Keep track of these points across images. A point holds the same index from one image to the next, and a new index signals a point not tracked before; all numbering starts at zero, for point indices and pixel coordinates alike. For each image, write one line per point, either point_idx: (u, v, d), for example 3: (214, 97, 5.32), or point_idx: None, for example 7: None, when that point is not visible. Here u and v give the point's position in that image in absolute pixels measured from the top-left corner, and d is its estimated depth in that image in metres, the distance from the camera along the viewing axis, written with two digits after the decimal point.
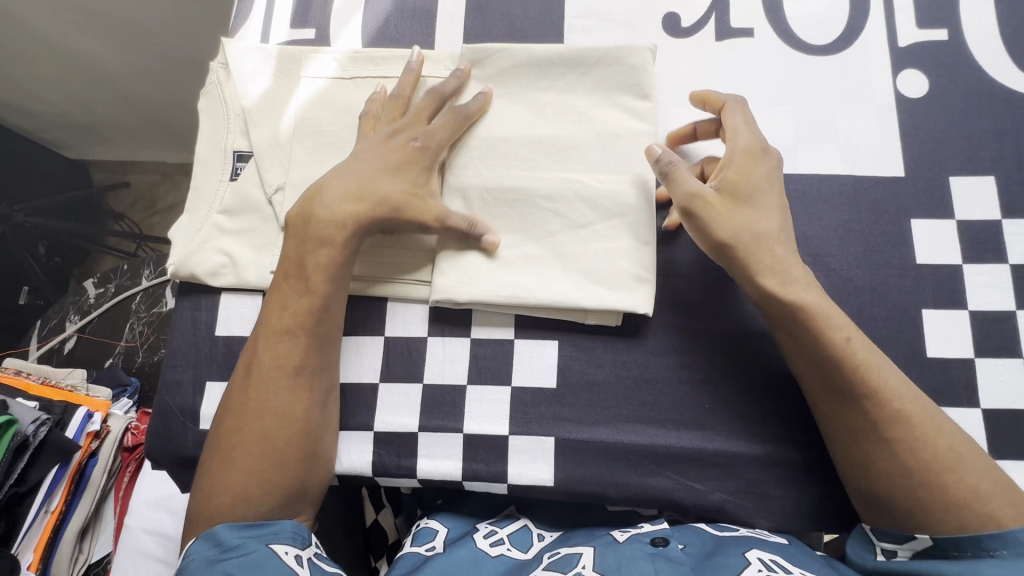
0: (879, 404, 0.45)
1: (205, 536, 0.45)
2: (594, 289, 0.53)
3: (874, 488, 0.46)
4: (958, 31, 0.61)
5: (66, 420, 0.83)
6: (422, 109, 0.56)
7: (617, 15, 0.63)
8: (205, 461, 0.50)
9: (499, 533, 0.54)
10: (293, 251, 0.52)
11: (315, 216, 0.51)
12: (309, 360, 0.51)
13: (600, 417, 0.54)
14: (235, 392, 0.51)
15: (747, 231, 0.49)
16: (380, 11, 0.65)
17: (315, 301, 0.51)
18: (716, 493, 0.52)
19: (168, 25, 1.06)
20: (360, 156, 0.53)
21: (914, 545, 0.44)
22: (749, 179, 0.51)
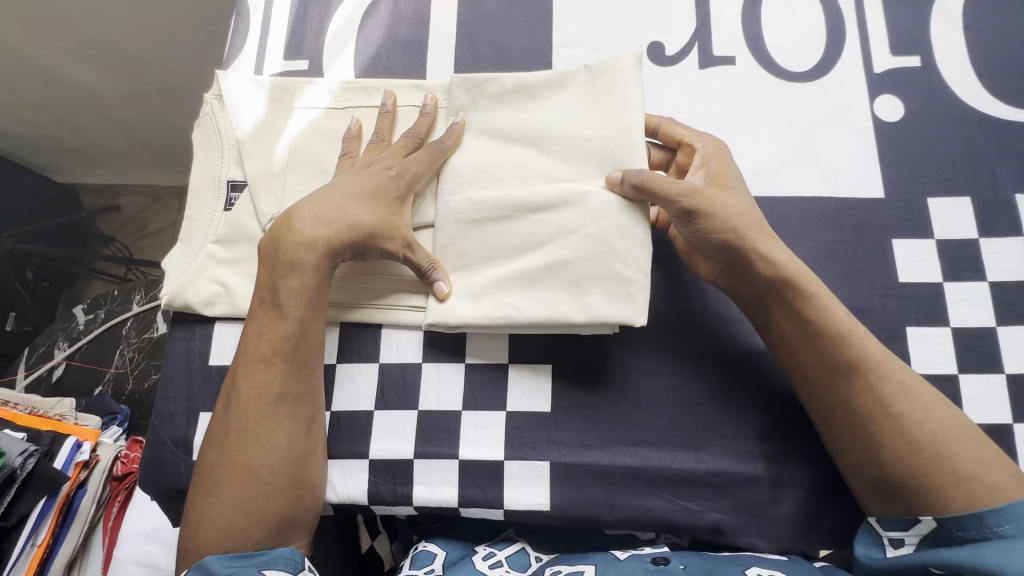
0: (879, 387, 0.46)
1: (197, 569, 0.45)
2: (590, 299, 0.52)
3: (880, 475, 0.46)
4: (930, 58, 0.63)
5: (55, 451, 0.81)
6: (399, 149, 0.57)
7: (604, 45, 0.65)
8: (194, 493, 0.50)
9: (498, 555, 0.54)
10: (267, 277, 0.52)
11: (287, 239, 0.51)
12: (287, 382, 0.50)
13: (594, 439, 0.54)
14: (217, 424, 0.50)
15: (748, 216, 0.50)
16: (372, 42, 0.67)
17: (291, 328, 0.51)
18: (711, 513, 0.53)
19: (159, 51, 1.07)
20: (331, 184, 0.54)
21: (920, 529, 0.45)
22: (731, 171, 0.54)
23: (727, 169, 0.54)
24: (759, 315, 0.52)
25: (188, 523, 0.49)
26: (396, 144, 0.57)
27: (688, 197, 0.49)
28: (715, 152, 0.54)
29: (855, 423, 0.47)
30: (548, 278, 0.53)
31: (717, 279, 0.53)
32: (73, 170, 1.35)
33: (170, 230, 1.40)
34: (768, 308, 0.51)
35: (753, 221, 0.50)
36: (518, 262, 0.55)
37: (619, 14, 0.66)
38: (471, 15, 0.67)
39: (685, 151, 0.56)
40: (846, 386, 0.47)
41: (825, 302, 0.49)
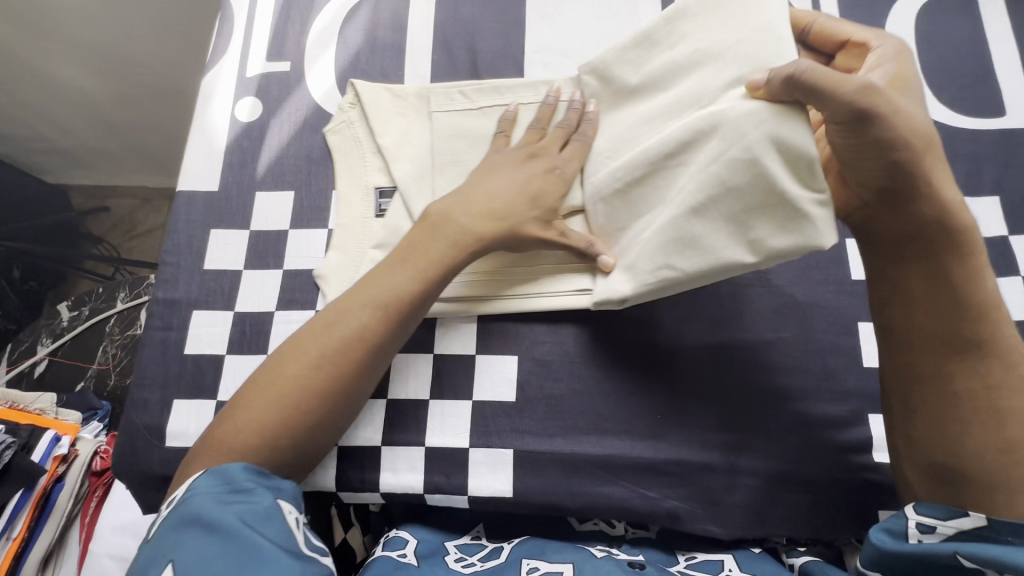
0: (995, 375, 0.42)
1: (210, 474, 0.44)
2: (757, 230, 0.44)
3: (950, 460, 0.42)
4: None
5: (32, 444, 0.83)
6: (554, 139, 0.56)
7: (574, 51, 0.68)
8: (234, 402, 0.49)
9: (470, 557, 0.54)
10: (416, 232, 0.53)
11: (453, 219, 0.52)
12: (383, 337, 0.50)
13: (557, 429, 0.56)
14: (308, 342, 0.50)
15: (929, 135, 0.41)
16: (352, 45, 0.69)
17: (423, 287, 0.51)
18: (669, 500, 0.54)
19: (151, 54, 1.09)
20: (495, 170, 0.55)
21: (962, 523, 0.41)
22: (909, 73, 0.47)
23: (907, 74, 0.47)
24: (883, 268, 0.46)
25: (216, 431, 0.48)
26: (552, 133, 0.56)
27: (859, 95, 0.39)
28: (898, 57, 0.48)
29: (960, 399, 0.42)
30: (673, 214, 0.47)
31: (852, 214, 0.46)
32: (61, 172, 1.36)
33: (159, 232, 1.43)
34: (903, 258, 0.44)
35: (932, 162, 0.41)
36: (656, 212, 0.49)
37: (588, 21, 0.69)
38: (447, 21, 0.70)
39: (850, 51, 0.52)
40: (974, 356, 0.42)
41: (983, 269, 0.43)
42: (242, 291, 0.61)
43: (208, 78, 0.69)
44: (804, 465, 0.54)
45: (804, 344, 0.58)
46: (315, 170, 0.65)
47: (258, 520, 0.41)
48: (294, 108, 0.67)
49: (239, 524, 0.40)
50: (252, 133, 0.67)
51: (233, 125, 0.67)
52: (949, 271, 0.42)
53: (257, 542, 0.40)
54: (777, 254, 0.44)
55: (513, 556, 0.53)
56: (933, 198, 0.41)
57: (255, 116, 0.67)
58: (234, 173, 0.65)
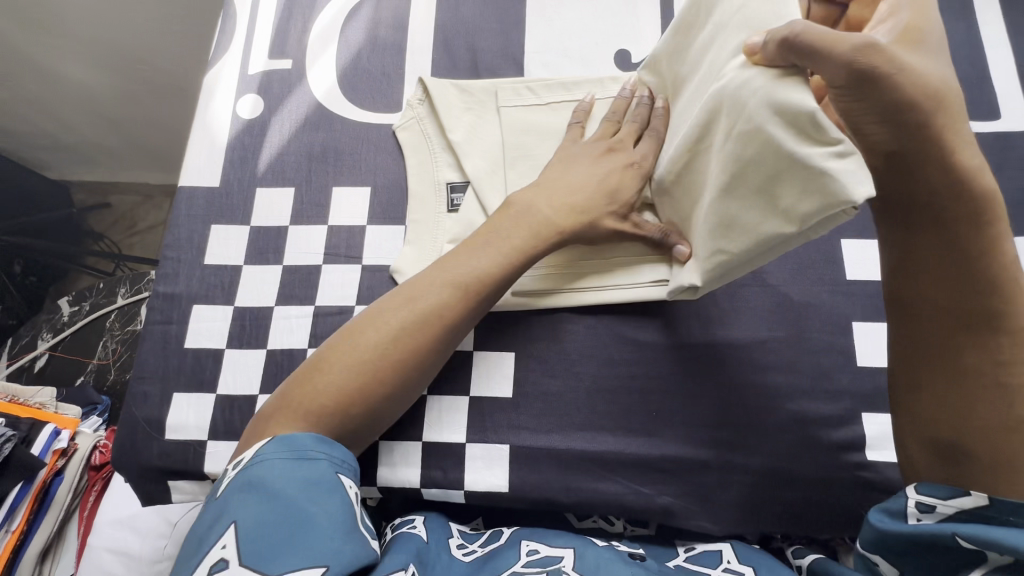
0: (1009, 352, 0.39)
1: (278, 440, 0.44)
2: (785, 199, 0.40)
3: (954, 435, 0.41)
4: None
5: (32, 439, 0.82)
6: (628, 134, 0.57)
7: (573, 51, 0.68)
8: (294, 377, 0.50)
9: (471, 544, 0.54)
10: (497, 221, 0.55)
11: (535, 207, 0.55)
12: (454, 319, 0.51)
13: (554, 425, 0.57)
14: (387, 320, 0.51)
15: (942, 91, 0.37)
16: (354, 44, 0.70)
17: (500, 271, 0.53)
18: (663, 496, 0.55)
19: (154, 51, 1.10)
20: (568, 163, 0.57)
21: (962, 502, 0.39)
22: (927, 22, 0.40)
23: (921, 23, 0.40)
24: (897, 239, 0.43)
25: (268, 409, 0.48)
26: (626, 128, 0.57)
27: (858, 55, 0.35)
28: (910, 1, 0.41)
29: (968, 372, 0.40)
30: (714, 195, 0.45)
31: None
32: (63, 167, 1.36)
33: (160, 229, 1.43)
34: (916, 228, 0.41)
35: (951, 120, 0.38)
36: (703, 199, 0.48)
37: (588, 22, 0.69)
38: (449, 20, 0.70)
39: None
40: (986, 327, 0.40)
41: (1004, 239, 0.39)
42: (242, 286, 0.62)
43: (210, 75, 0.70)
44: (797, 463, 0.55)
45: (799, 343, 0.58)
46: (316, 167, 0.65)
47: (322, 490, 0.42)
48: (295, 105, 0.68)
49: (303, 492, 0.41)
50: (253, 129, 0.67)
51: (235, 121, 0.68)
52: (966, 241, 0.39)
53: (319, 510, 0.40)
54: (814, 218, 0.39)
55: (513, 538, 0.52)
56: (952, 159, 0.38)
57: (257, 112, 0.68)
58: (236, 169, 0.66)
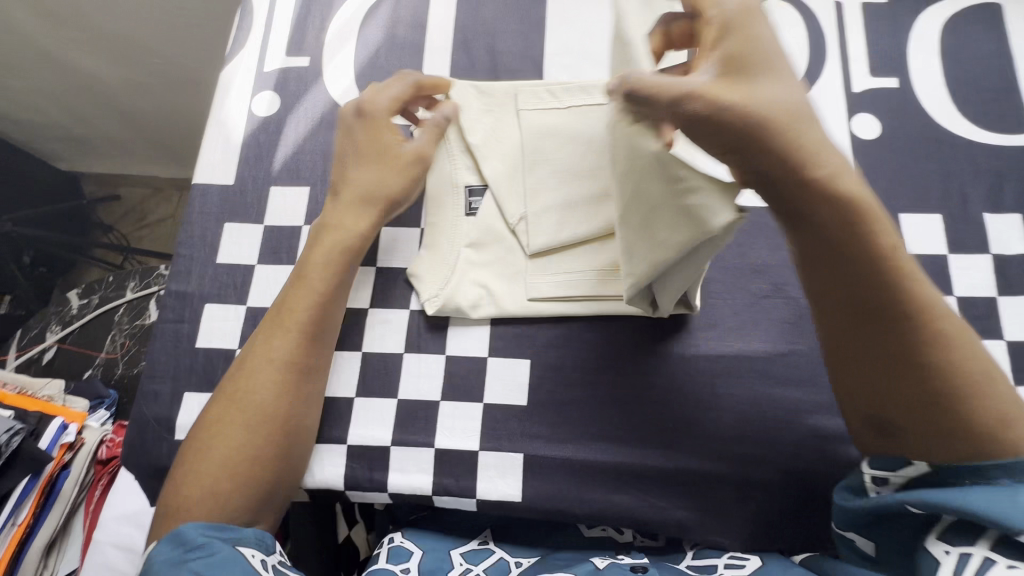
0: (913, 336, 0.41)
1: (167, 539, 0.44)
2: (661, 233, 0.44)
3: (884, 412, 0.43)
4: (907, 80, 0.66)
5: (41, 431, 0.83)
6: (384, 127, 0.57)
7: (594, 54, 0.67)
8: (185, 453, 0.51)
9: (475, 570, 0.54)
10: (311, 251, 0.56)
11: (331, 232, 0.56)
12: (282, 355, 0.52)
13: (568, 435, 0.56)
14: (227, 383, 0.52)
15: (782, 107, 0.37)
16: (371, 43, 0.69)
17: (311, 296, 0.54)
18: (678, 511, 0.54)
19: (168, 45, 1.09)
20: (367, 183, 0.57)
21: (908, 471, 0.42)
22: (753, 44, 0.39)
23: (746, 46, 0.39)
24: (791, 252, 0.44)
25: (173, 475, 0.50)
26: (382, 120, 0.57)
27: (679, 104, 0.37)
28: (738, 17, 0.40)
29: (880, 360, 0.42)
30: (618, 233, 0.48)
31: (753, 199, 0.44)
32: (74, 159, 1.37)
33: (169, 221, 1.43)
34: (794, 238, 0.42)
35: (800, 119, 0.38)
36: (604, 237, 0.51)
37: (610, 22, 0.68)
38: (468, 20, 0.69)
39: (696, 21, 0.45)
40: (881, 320, 0.41)
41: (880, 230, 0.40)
42: (254, 285, 0.61)
43: (226, 72, 0.69)
44: (817, 480, 0.54)
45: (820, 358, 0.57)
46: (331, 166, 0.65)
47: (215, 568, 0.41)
48: (311, 103, 0.67)
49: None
50: (269, 127, 0.67)
51: (251, 119, 0.67)
52: (844, 244, 0.40)
53: None
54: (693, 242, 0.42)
55: None
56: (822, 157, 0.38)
57: (273, 110, 0.67)
58: (250, 167, 0.65)
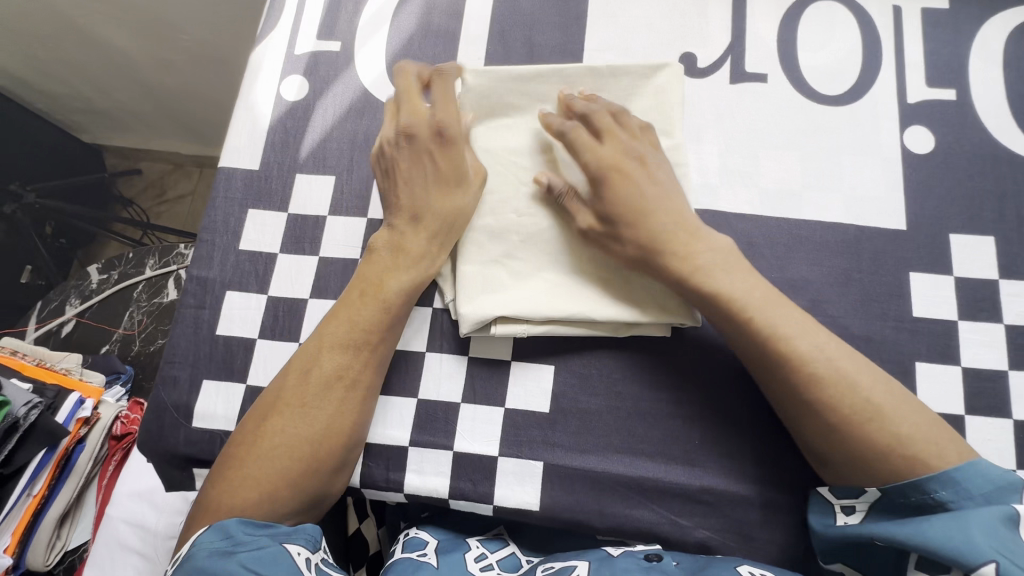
0: (827, 392, 0.46)
1: (214, 528, 0.45)
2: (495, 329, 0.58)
3: (808, 441, 0.48)
4: (966, 92, 0.62)
5: (58, 406, 0.84)
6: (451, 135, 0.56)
7: (636, 50, 0.65)
8: (224, 459, 0.50)
9: (489, 558, 0.54)
10: (384, 263, 0.55)
11: (405, 248, 0.55)
12: (358, 376, 0.52)
13: (590, 445, 0.55)
14: (280, 389, 0.51)
15: (660, 236, 0.51)
16: (405, 30, 0.67)
17: (388, 319, 0.53)
18: (700, 530, 0.53)
19: (195, 23, 1.07)
20: (437, 200, 0.55)
21: (868, 498, 0.46)
22: (625, 198, 0.52)
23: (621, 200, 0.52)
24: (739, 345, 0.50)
25: (219, 472, 0.49)
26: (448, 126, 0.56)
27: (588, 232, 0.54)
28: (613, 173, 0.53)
29: (784, 405, 0.49)
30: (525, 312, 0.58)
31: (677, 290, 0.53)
32: (99, 132, 1.38)
33: (187, 199, 1.43)
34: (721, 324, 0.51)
35: (675, 216, 0.52)
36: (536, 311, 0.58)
37: (652, 20, 0.65)
38: (506, 10, 0.67)
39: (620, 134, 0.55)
40: (776, 368, 0.48)
41: (771, 317, 0.48)
42: (276, 275, 0.60)
43: (256, 53, 0.67)
44: None
45: None
46: (359, 156, 0.63)
47: (263, 563, 0.42)
48: (341, 90, 0.65)
49: (242, 568, 0.41)
50: (297, 112, 0.65)
51: (279, 104, 0.65)
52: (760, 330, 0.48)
53: None
54: (488, 340, 0.57)
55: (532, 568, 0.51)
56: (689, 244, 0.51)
57: (302, 95, 0.65)
58: (276, 153, 0.64)
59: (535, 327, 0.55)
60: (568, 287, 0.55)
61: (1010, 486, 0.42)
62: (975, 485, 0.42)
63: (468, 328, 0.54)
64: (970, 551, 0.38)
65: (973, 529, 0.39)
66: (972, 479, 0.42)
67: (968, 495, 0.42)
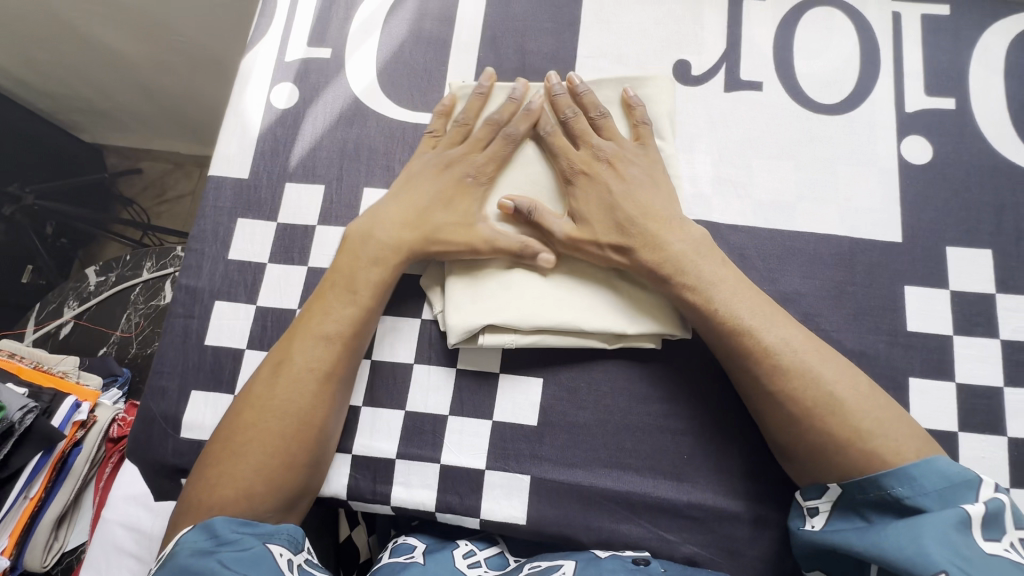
0: (789, 386, 0.47)
1: (199, 527, 0.45)
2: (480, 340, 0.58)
3: (772, 434, 0.49)
4: (965, 102, 0.61)
5: (54, 409, 0.83)
6: (480, 140, 0.56)
7: (629, 57, 0.64)
8: (202, 463, 0.50)
9: (477, 555, 0.55)
10: (355, 260, 0.54)
11: (373, 236, 0.54)
12: (331, 371, 0.52)
13: (578, 459, 0.54)
14: (257, 385, 0.52)
15: (636, 230, 0.51)
16: (396, 36, 0.66)
17: (359, 314, 0.53)
18: (688, 545, 0.52)
19: (192, 24, 1.07)
20: (413, 201, 0.55)
21: (831, 495, 0.46)
22: (599, 204, 0.53)
23: (593, 204, 0.53)
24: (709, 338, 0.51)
25: (199, 473, 0.49)
26: (479, 131, 0.56)
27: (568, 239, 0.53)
28: (584, 173, 0.54)
29: (751, 400, 0.50)
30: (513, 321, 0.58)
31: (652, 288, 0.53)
32: (99, 132, 1.38)
33: (186, 199, 1.43)
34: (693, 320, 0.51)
35: (643, 207, 0.52)
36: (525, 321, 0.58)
37: (646, 26, 0.64)
38: (498, 17, 0.66)
39: (606, 128, 0.56)
40: (741, 363, 0.49)
41: (738, 310, 0.49)
42: (265, 285, 0.60)
43: (246, 60, 0.67)
44: None
45: None
46: (349, 164, 0.63)
47: (244, 562, 0.42)
48: (331, 98, 0.65)
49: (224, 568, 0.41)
50: (287, 120, 0.65)
51: (269, 112, 0.65)
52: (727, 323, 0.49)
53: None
54: (474, 352, 0.57)
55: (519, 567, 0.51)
56: (656, 233, 0.51)
57: (292, 103, 0.65)
58: (266, 161, 0.64)
59: (523, 338, 0.54)
60: (555, 297, 0.54)
61: (966, 483, 0.41)
62: (929, 481, 0.42)
63: (457, 340, 0.54)
64: (924, 561, 0.38)
65: (926, 538, 0.39)
66: (927, 475, 0.42)
67: (922, 491, 0.42)
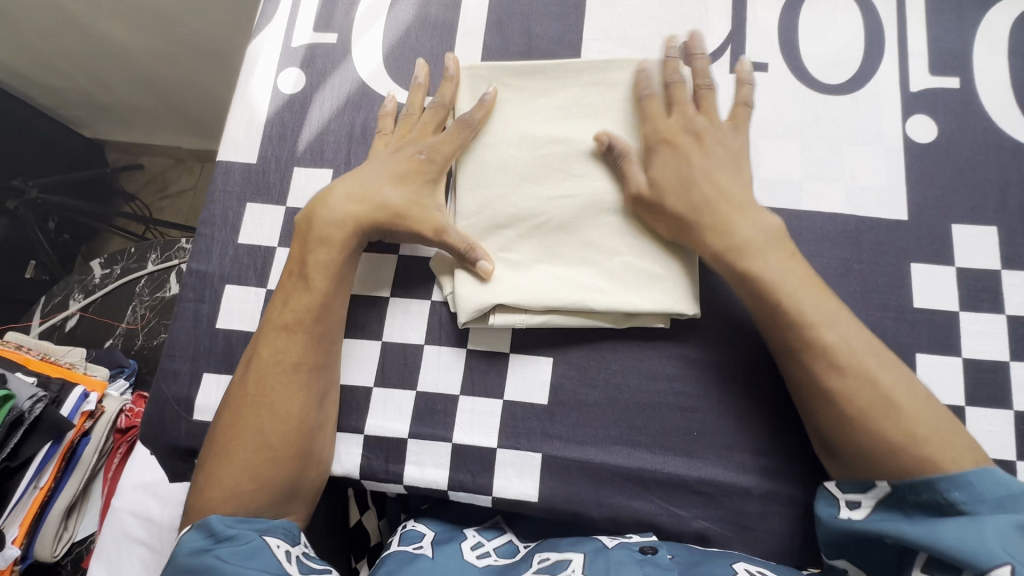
0: (836, 371, 0.47)
1: (198, 527, 0.46)
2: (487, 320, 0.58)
3: (820, 429, 0.49)
4: (969, 80, 0.62)
5: (62, 399, 0.83)
6: (428, 124, 0.58)
7: (634, 40, 0.64)
8: (206, 457, 0.51)
9: (486, 545, 0.54)
10: (309, 250, 0.54)
11: (319, 217, 0.54)
12: (293, 358, 0.52)
13: (588, 437, 0.55)
14: (235, 383, 0.53)
15: (712, 201, 0.51)
16: (402, 21, 0.66)
17: (314, 299, 0.53)
18: (699, 520, 0.53)
19: (193, 16, 1.07)
20: (359, 186, 0.55)
21: (876, 493, 0.46)
22: (684, 171, 0.52)
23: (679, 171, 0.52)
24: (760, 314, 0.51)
25: (200, 472, 0.50)
26: (425, 118, 0.58)
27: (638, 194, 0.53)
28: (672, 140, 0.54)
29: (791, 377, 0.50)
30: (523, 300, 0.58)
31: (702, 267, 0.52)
32: (100, 127, 1.38)
33: (188, 193, 1.43)
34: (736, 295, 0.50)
35: (722, 184, 0.52)
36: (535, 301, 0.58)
37: (651, 9, 0.64)
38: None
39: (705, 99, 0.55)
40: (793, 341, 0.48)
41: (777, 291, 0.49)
42: (275, 268, 0.60)
43: (253, 46, 0.67)
44: None
45: None
46: (356, 148, 0.63)
47: (241, 557, 0.43)
48: (338, 83, 0.65)
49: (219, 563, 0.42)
50: (294, 105, 0.65)
51: (276, 97, 0.65)
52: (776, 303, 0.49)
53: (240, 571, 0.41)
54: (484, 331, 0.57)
55: (528, 555, 0.52)
56: (727, 214, 0.51)
57: (299, 88, 0.65)
58: (273, 146, 0.64)
59: (534, 318, 0.55)
60: (562, 278, 0.55)
61: None
62: (992, 491, 0.41)
63: (466, 320, 0.55)
64: (986, 556, 0.38)
65: (988, 534, 0.39)
66: (987, 484, 0.41)
67: (980, 498, 0.41)
